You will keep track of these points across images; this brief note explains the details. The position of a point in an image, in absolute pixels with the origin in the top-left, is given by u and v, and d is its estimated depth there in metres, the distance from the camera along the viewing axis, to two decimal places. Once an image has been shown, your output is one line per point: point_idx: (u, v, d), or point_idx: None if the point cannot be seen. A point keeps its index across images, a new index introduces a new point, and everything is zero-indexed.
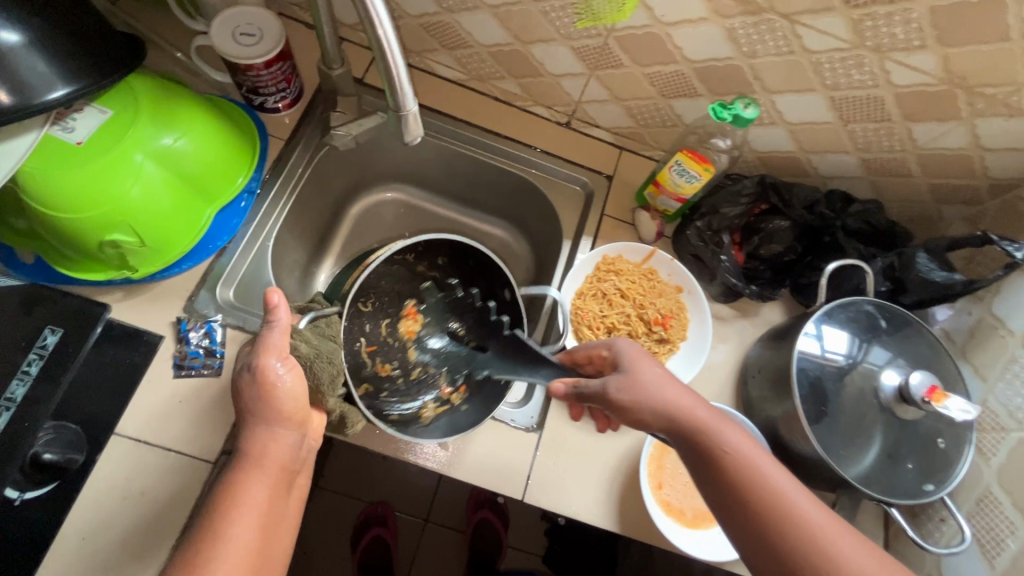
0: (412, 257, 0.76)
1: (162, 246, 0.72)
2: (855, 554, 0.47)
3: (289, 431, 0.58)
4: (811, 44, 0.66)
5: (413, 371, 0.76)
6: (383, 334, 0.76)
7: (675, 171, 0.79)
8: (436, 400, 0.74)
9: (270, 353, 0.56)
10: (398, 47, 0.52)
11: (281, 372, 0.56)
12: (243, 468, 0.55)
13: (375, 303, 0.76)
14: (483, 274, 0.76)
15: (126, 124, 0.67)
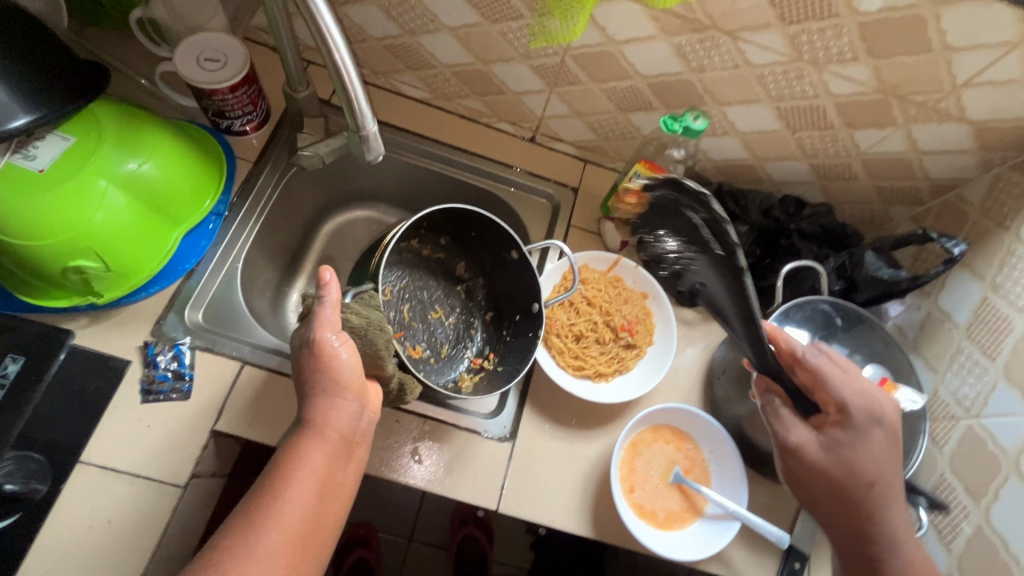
0: (416, 244, 0.91)
1: (128, 271, 0.72)
2: None
3: (349, 401, 0.59)
4: (753, 58, 0.70)
5: (441, 351, 0.88)
6: (411, 322, 0.88)
7: (635, 181, 0.83)
8: (469, 369, 0.87)
9: (326, 325, 0.57)
10: (355, 69, 0.54)
11: (336, 344, 0.57)
12: (307, 436, 0.56)
13: (393, 292, 0.88)
14: (491, 243, 0.86)
15: (90, 150, 0.67)
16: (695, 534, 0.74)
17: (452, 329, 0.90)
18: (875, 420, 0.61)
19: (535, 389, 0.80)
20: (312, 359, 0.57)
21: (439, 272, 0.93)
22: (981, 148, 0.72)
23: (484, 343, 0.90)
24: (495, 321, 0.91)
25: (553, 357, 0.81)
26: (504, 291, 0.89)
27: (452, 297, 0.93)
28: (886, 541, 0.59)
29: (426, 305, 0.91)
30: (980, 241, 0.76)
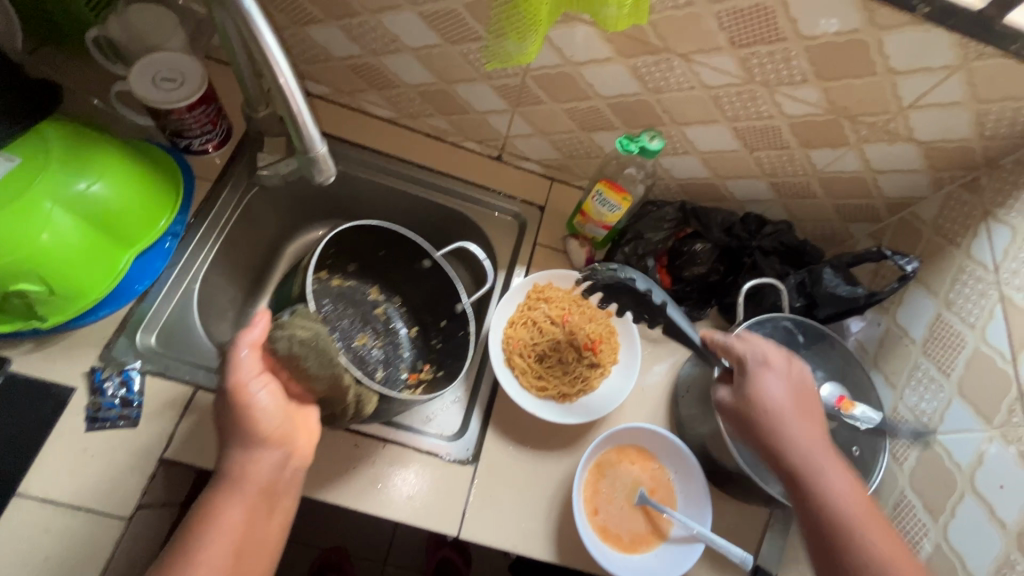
0: (324, 275, 0.91)
1: (76, 293, 0.70)
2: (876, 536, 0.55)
3: (270, 452, 0.59)
4: (708, 80, 0.71)
5: (376, 375, 0.88)
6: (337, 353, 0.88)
7: (597, 201, 0.83)
8: (409, 383, 0.89)
9: (247, 365, 0.60)
10: (301, 92, 0.55)
11: (255, 389, 0.60)
12: (222, 491, 0.57)
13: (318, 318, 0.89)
14: (405, 256, 0.90)
15: (36, 172, 0.66)
16: (660, 556, 0.73)
17: (381, 353, 0.91)
18: (763, 367, 0.63)
19: (499, 411, 0.79)
20: (229, 404, 0.59)
21: (358, 298, 0.93)
22: (931, 167, 0.73)
23: (415, 359, 0.92)
24: (423, 332, 0.94)
25: (517, 378, 0.80)
26: (424, 303, 0.93)
27: (373, 322, 0.93)
28: (817, 493, 0.58)
29: (348, 333, 0.91)
30: (933, 258, 0.77)
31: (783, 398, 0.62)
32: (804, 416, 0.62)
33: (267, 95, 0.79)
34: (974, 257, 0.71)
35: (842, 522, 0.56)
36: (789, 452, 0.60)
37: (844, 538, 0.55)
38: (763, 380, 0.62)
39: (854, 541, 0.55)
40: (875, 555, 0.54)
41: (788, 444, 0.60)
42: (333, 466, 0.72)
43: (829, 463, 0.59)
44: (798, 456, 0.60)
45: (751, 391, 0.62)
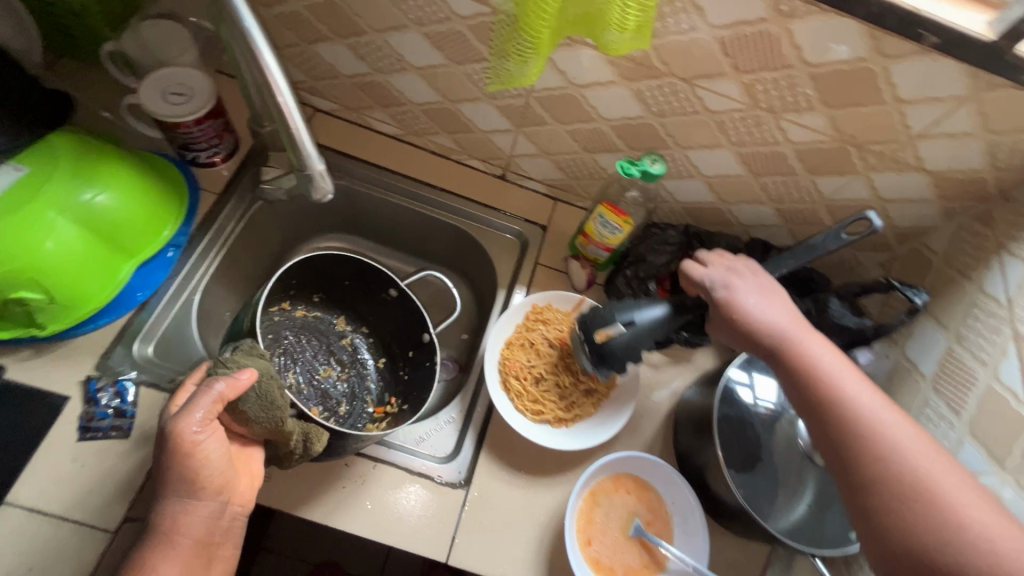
0: (288, 305, 0.94)
1: (75, 301, 0.70)
2: (875, 406, 0.51)
3: (206, 502, 0.61)
4: (712, 104, 0.70)
5: (338, 409, 0.90)
6: (300, 387, 0.89)
7: (599, 223, 0.82)
8: (372, 418, 0.90)
9: (193, 418, 0.59)
10: (298, 110, 0.55)
11: (202, 439, 0.60)
12: (155, 545, 0.59)
13: (278, 351, 0.91)
14: (366, 284, 0.93)
15: (43, 183, 0.67)
16: None
17: (346, 388, 0.92)
18: (728, 283, 0.62)
19: (493, 433, 0.77)
20: (171, 458, 0.58)
21: (324, 328, 0.96)
22: (942, 197, 0.72)
23: (381, 393, 0.93)
24: (390, 365, 0.95)
25: (512, 401, 0.78)
26: (392, 336, 0.95)
27: (339, 353, 0.95)
28: (804, 373, 0.54)
29: (312, 365, 0.93)
30: (943, 291, 0.75)
31: (751, 294, 0.61)
32: (781, 306, 0.60)
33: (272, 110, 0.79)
34: (987, 292, 0.68)
35: (828, 395, 0.52)
36: (770, 342, 0.57)
37: (831, 409, 0.51)
38: (731, 286, 0.62)
39: (843, 409, 0.51)
40: (871, 422, 0.50)
41: (767, 337, 0.58)
42: (320, 483, 0.72)
43: (816, 346, 0.56)
44: (778, 346, 0.57)
45: (718, 294, 0.62)
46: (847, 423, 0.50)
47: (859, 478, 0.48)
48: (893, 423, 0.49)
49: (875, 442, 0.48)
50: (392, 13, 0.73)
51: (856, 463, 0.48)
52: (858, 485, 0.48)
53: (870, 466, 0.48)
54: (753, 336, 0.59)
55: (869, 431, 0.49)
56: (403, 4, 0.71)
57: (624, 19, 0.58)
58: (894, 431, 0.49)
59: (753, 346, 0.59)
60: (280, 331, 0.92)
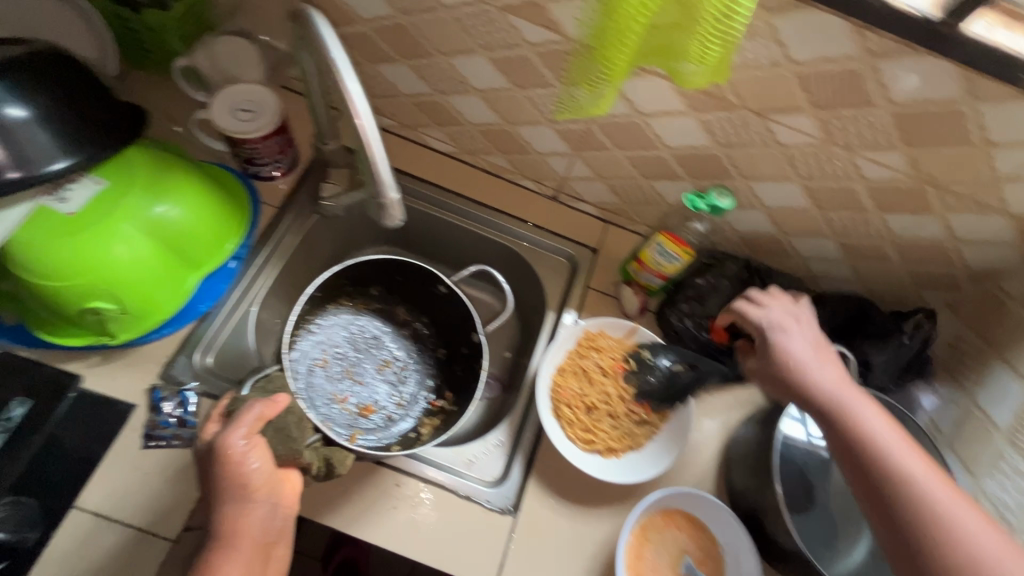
0: (346, 301, 0.95)
1: (144, 312, 0.72)
2: (921, 468, 0.53)
3: (259, 503, 0.63)
4: (783, 138, 0.69)
5: (397, 402, 0.91)
6: (360, 381, 0.91)
7: (656, 251, 0.81)
8: (429, 412, 0.92)
9: (238, 432, 0.62)
10: (378, 134, 0.55)
11: (247, 454, 0.63)
12: (214, 549, 0.60)
13: (331, 351, 0.91)
14: (419, 279, 0.92)
15: (121, 197, 0.70)
16: None
17: (405, 381, 0.94)
18: (780, 329, 0.64)
19: (542, 459, 0.77)
20: (220, 469, 0.61)
21: (379, 321, 0.96)
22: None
23: (439, 385, 0.94)
24: (450, 356, 0.95)
25: (563, 429, 0.78)
26: (449, 330, 0.95)
27: (395, 346, 0.96)
28: (856, 428, 0.56)
29: (371, 359, 0.94)
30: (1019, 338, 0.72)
31: (800, 348, 0.62)
32: (830, 363, 0.61)
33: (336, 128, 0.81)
34: None
35: (883, 463, 0.53)
36: (819, 392, 0.59)
37: (888, 478, 0.53)
38: (783, 330, 0.64)
39: (900, 479, 0.52)
40: (920, 485, 0.52)
41: (815, 387, 0.59)
42: (373, 504, 0.73)
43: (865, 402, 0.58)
44: (828, 400, 0.58)
45: (771, 345, 0.63)
46: (906, 493, 0.51)
47: (918, 550, 0.50)
48: (948, 496, 0.51)
49: (935, 515, 0.50)
50: (460, 38, 0.73)
51: (916, 536, 0.50)
52: (918, 557, 0.49)
53: (931, 539, 0.49)
54: (800, 388, 0.60)
55: (913, 489, 0.52)
56: (472, 29, 0.71)
57: (707, 51, 0.56)
58: (952, 504, 0.50)
59: (802, 401, 0.60)
60: (332, 330, 0.93)
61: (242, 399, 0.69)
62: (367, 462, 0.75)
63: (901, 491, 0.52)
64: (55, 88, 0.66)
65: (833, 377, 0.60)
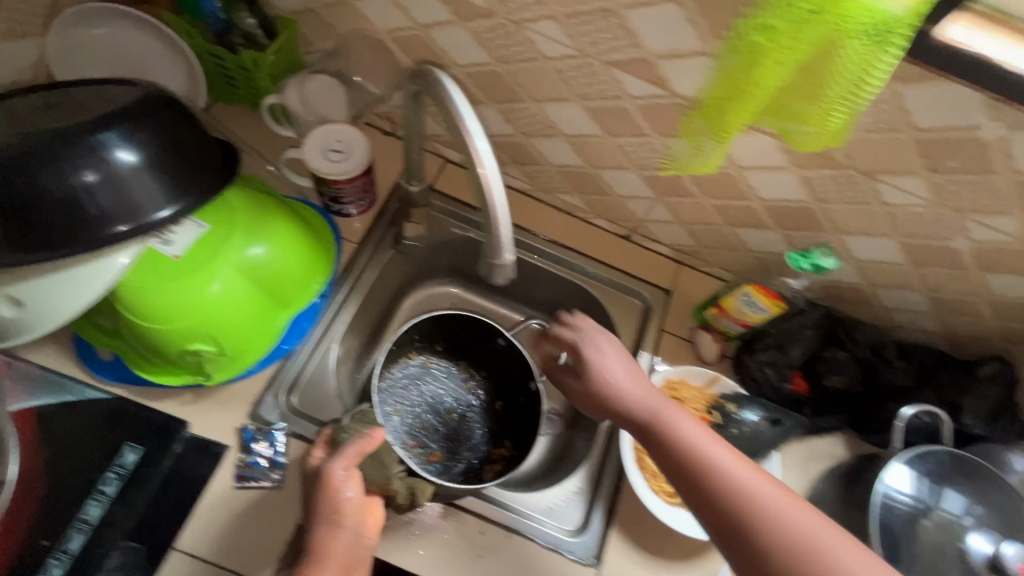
0: (414, 356, 0.95)
1: (238, 353, 0.73)
2: (736, 465, 0.56)
3: (349, 528, 0.64)
4: (889, 198, 0.68)
5: (461, 451, 0.91)
6: (427, 429, 0.92)
7: (742, 301, 0.81)
8: (489, 457, 0.91)
9: (340, 461, 0.65)
10: (501, 194, 0.55)
11: (345, 483, 0.65)
12: (305, 565, 0.61)
13: (401, 406, 0.92)
14: (480, 332, 0.93)
15: (221, 239, 0.71)
16: None
17: (469, 430, 0.93)
18: (596, 347, 0.68)
19: (624, 509, 0.78)
20: (321, 493, 0.63)
21: (446, 375, 0.96)
22: None
23: (499, 433, 0.93)
24: (508, 410, 0.95)
25: (647, 481, 0.78)
26: (514, 380, 0.94)
27: (458, 395, 0.96)
28: (674, 439, 0.60)
29: (437, 409, 0.94)
30: None
31: (614, 363, 0.67)
32: (639, 380, 0.66)
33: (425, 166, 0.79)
34: None
35: (696, 462, 0.57)
36: (637, 410, 0.64)
37: (701, 473, 0.56)
38: (598, 348, 0.68)
39: (713, 471, 0.55)
40: (733, 481, 0.54)
41: (632, 404, 0.64)
42: (459, 552, 0.73)
43: (678, 413, 0.62)
44: (647, 418, 0.63)
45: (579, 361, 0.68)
46: (717, 483, 0.55)
47: (750, 543, 0.51)
48: (751, 475, 0.55)
49: (745, 497, 0.53)
50: (558, 87, 0.72)
51: (750, 535, 0.51)
52: (753, 555, 0.51)
53: (748, 521, 0.52)
54: (623, 409, 0.65)
55: (730, 488, 0.54)
56: (572, 80, 0.70)
57: (831, 116, 0.55)
58: (759, 483, 0.54)
59: (625, 415, 0.64)
60: (401, 383, 0.93)
61: (343, 428, 0.71)
62: (450, 509, 0.76)
63: (721, 492, 0.54)
64: (166, 129, 0.66)
65: (647, 393, 0.65)
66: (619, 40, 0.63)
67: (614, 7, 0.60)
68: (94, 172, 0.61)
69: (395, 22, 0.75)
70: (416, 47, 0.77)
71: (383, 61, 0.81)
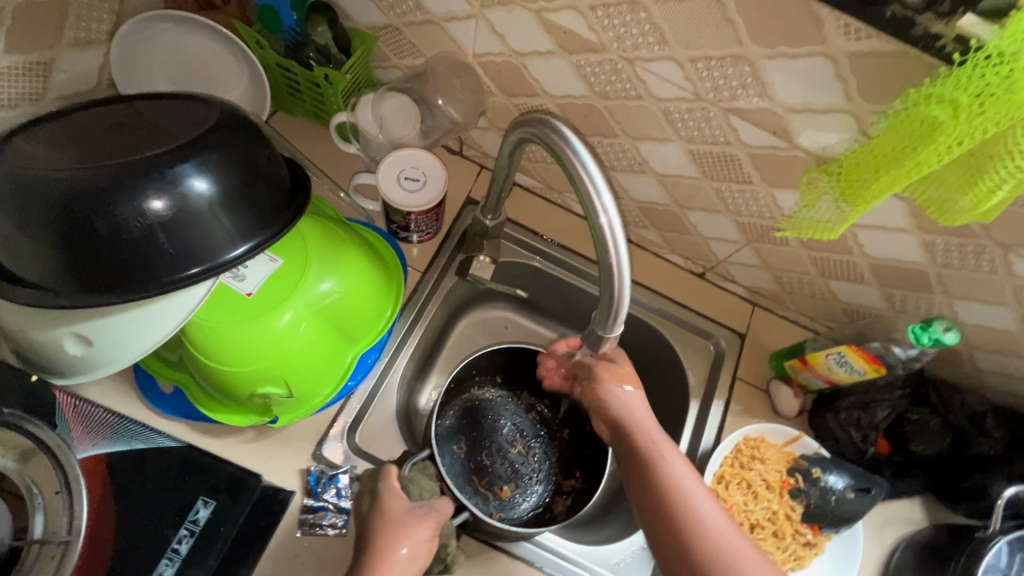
0: (475, 390, 0.90)
1: (306, 395, 0.70)
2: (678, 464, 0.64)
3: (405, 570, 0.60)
4: (1019, 270, 0.63)
5: (530, 485, 0.87)
6: (494, 466, 0.87)
7: (834, 359, 0.75)
8: (558, 490, 0.87)
9: (428, 522, 0.64)
10: (623, 262, 0.51)
11: (423, 532, 0.63)
12: None
13: (467, 442, 0.87)
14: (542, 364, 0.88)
15: (296, 276, 0.67)
16: None
17: (535, 460, 0.88)
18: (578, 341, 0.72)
19: None
20: (400, 526, 0.62)
21: (508, 406, 0.91)
22: None
23: (567, 464, 0.89)
24: (577, 438, 0.90)
25: None
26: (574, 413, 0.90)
27: (521, 425, 0.90)
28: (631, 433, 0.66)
29: (502, 443, 0.88)
30: None
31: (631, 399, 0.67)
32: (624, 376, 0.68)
33: (499, 205, 0.73)
34: None
35: (682, 514, 0.61)
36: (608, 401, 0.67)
37: (685, 524, 0.60)
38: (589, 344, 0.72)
39: (695, 527, 0.60)
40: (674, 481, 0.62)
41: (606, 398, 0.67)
42: None
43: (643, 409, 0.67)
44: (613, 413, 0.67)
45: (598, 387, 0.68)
46: (698, 538, 0.60)
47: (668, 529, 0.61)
48: (732, 533, 0.61)
49: (721, 552, 0.59)
50: (661, 127, 0.67)
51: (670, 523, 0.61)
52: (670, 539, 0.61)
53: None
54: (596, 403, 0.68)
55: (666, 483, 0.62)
56: (679, 122, 0.65)
57: (990, 195, 0.49)
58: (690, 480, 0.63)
59: (626, 447, 0.66)
60: (464, 421, 0.88)
61: (411, 479, 0.69)
62: (519, 563, 0.74)
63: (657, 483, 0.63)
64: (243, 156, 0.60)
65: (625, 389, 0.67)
66: (746, 88, 0.57)
67: (749, 55, 0.54)
68: (166, 202, 0.55)
69: (488, 47, 0.69)
70: (507, 74, 0.72)
71: (467, 84, 0.75)
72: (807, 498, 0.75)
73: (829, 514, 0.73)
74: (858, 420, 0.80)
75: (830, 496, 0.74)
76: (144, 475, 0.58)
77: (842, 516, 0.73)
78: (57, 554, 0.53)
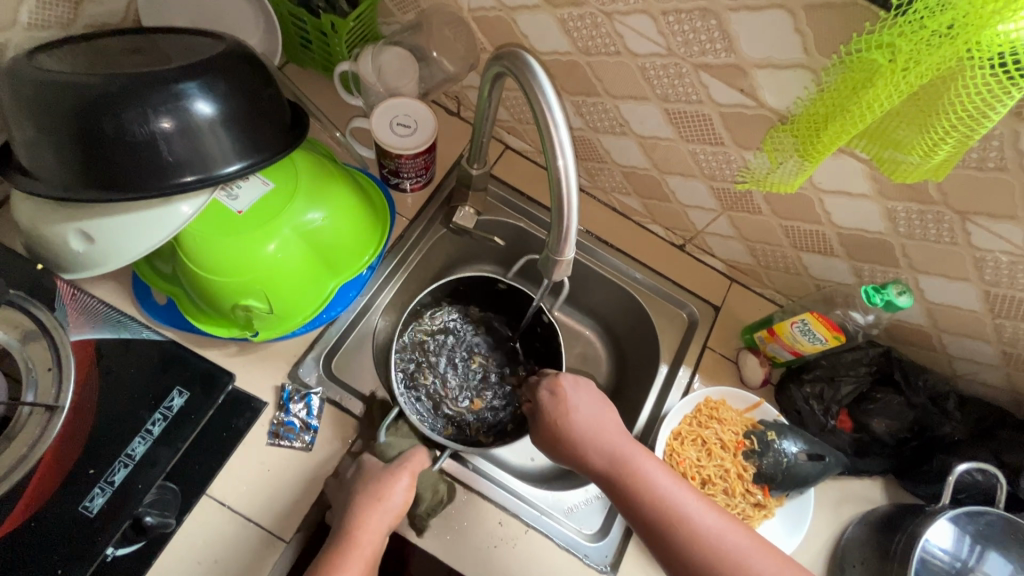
0: (420, 326, 0.91)
1: (287, 314, 0.75)
2: (662, 479, 0.62)
3: (385, 516, 0.66)
4: (978, 241, 0.64)
5: (495, 390, 0.92)
6: (458, 388, 0.91)
7: (798, 328, 0.77)
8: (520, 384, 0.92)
9: (404, 476, 0.69)
10: (575, 189, 0.54)
11: (398, 489, 0.68)
12: (343, 549, 0.64)
13: (427, 378, 0.90)
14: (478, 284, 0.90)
15: (284, 202, 0.71)
16: None
17: (491, 372, 0.93)
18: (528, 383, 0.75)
19: None
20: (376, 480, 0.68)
21: (456, 333, 0.94)
22: None
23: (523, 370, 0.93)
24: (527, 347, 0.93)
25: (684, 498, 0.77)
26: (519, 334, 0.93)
27: (471, 345, 0.94)
28: (606, 457, 0.64)
29: (457, 367, 0.92)
30: None
31: (586, 416, 0.67)
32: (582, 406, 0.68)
33: (482, 152, 0.76)
34: None
35: (676, 525, 0.59)
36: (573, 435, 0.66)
37: (681, 535, 0.59)
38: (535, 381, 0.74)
39: (691, 532, 0.59)
40: (662, 496, 0.61)
41: (570, 429, 0.66)
42: (474, 538, 0.73)
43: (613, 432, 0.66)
44: (580, 444, 0.66)
45: (557, 414, 0.68)
46: (698, 545, 0.58)
47: (669, 542, 0.59)
48: (727, 529, 0.59)
49: (726, 552, 0.58)
50: (639, 84, 0.70)
51: (669, 537, 0.59)
52: (673, 552, 0.59)
53: None
54: (561, 437, 0.67)
55: (655, 501, 0.60)
56: (654, 80, 0.68)
57: (936, 148, 0.51)
58: (678, 492, 0.61)
59: (600, 471, 0.64)
60: (418, 357, 0.91)
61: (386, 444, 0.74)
62: (473, 495, 0.75)
63: (648, 502, 0.61)
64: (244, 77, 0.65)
65: (585, 420, 0.67)
66: (715, 42, 0.60)
67: (716, 8, 0.58)
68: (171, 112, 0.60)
69: (482, 2, 0.74)
70: (498, 29, 0.76)
71: (462, 40, 0.81)
72: (761, 461, 0.76)
73: (781, 478, 0.75)
74: (821, 390, 0.81)
75: (783, 456, 0.75)
76: (129, 362, 0.63)
77: (795, 479, 0.74)
78: (42, 420, 0.58)
